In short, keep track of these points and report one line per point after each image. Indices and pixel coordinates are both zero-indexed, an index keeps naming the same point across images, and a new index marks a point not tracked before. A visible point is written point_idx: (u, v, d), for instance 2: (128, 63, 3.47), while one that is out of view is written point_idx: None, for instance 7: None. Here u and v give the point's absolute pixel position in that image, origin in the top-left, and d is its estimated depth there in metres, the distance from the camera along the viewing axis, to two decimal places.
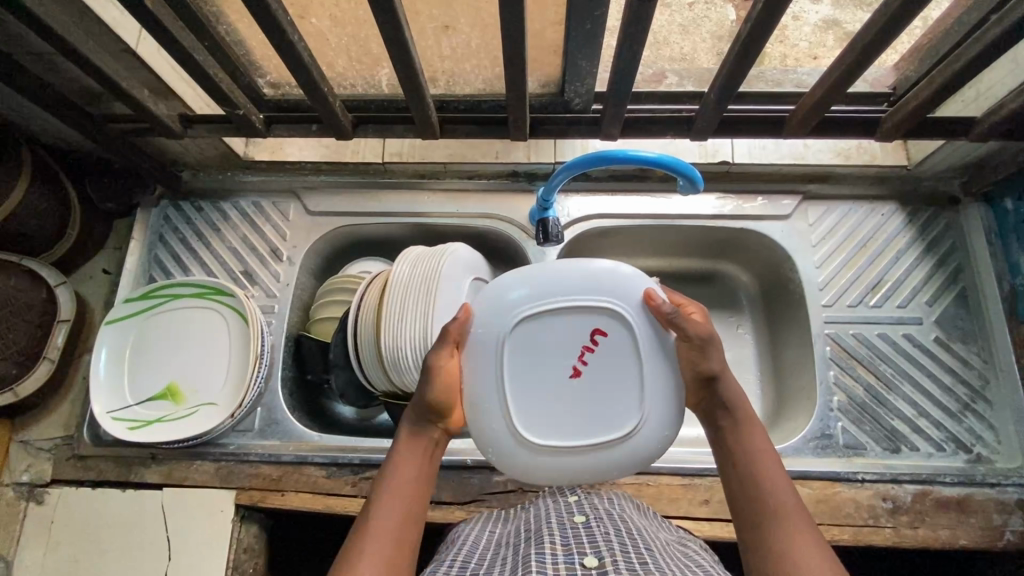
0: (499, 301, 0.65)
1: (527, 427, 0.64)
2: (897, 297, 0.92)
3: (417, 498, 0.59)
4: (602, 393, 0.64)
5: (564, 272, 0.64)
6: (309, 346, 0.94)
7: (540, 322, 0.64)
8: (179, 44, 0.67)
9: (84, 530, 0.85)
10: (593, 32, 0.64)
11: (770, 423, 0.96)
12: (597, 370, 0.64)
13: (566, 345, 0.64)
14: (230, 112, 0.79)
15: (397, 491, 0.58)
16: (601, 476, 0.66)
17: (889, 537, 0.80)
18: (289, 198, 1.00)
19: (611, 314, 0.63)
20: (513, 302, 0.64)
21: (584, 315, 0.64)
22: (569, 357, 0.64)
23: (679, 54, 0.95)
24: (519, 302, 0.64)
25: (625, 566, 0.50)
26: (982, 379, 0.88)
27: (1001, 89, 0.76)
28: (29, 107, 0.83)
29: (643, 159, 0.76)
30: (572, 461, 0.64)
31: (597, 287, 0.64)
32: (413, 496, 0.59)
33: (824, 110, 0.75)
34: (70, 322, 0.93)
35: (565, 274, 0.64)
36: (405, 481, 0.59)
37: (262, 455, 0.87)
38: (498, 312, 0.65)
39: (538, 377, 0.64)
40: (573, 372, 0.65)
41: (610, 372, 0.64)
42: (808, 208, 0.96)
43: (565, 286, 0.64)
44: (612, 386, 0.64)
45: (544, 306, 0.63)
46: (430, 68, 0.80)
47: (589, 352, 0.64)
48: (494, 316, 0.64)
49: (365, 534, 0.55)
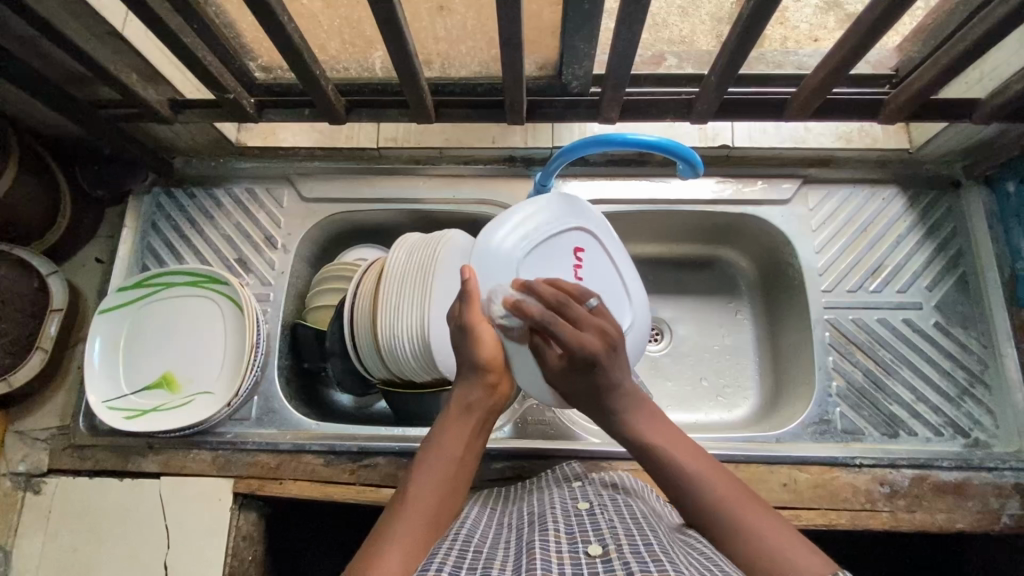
0: (497, 256, 0.73)
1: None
2: (897, 281, 0.91)
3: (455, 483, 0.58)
4: (600, 289, 0.79)
5: (531, 211, 0.77)
6: (306, 334, 0.93)
7: (531, 259, 0.75)
8: (166, 27, 0.66)
9: (82, 519, 0.85)
10: (591, 13, 0.62)
11: (768, 408, 0.96)
12: (591, 277, 0.79)
13: (561, 268, 0.77)
14: (220, 96, 0.78)
15: (439, 467, 0.58)
16: None
17: (886, 521, 0.80)
18: (283, 183, 0.99)
19: (586, 234, 0.80)
20: (512, 247, 0.74)
21: (564, 239, 0.78)
22: (571, 276, 0.78)
23: (677, 36, 0.90)
24: (525, 241, 0.75)
25: (629, 552, 0.50)
26: (981, 364, 0.88)
27: (1007, 69, 0.75)
28: (15, 92, 0.81)
29: (642, 142, 0.76)
30: None
31: (542, 221, 0.77)
32: (454, 479, 0.58)
33: (826, 93, 0.74)
34: (63, 312, 0.90)
35: (536, 220, 0.77)
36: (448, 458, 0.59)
37: (260, 443, 0.87)
38: (500, 262, 0.73)
39: None
40: (576, 288, 0.77)
41: (597, 276, 0.80)
42: (808, 191, 0.95)
43: (542, 219, 0.77)
44: (603, 291, 0.79)
45: (534, 243, 0.75)
46: (424, 50, 0.78)
47: (578, 269, 0.79)
48: (499, 273, 0.72)
49: (403, 507, 0.55)
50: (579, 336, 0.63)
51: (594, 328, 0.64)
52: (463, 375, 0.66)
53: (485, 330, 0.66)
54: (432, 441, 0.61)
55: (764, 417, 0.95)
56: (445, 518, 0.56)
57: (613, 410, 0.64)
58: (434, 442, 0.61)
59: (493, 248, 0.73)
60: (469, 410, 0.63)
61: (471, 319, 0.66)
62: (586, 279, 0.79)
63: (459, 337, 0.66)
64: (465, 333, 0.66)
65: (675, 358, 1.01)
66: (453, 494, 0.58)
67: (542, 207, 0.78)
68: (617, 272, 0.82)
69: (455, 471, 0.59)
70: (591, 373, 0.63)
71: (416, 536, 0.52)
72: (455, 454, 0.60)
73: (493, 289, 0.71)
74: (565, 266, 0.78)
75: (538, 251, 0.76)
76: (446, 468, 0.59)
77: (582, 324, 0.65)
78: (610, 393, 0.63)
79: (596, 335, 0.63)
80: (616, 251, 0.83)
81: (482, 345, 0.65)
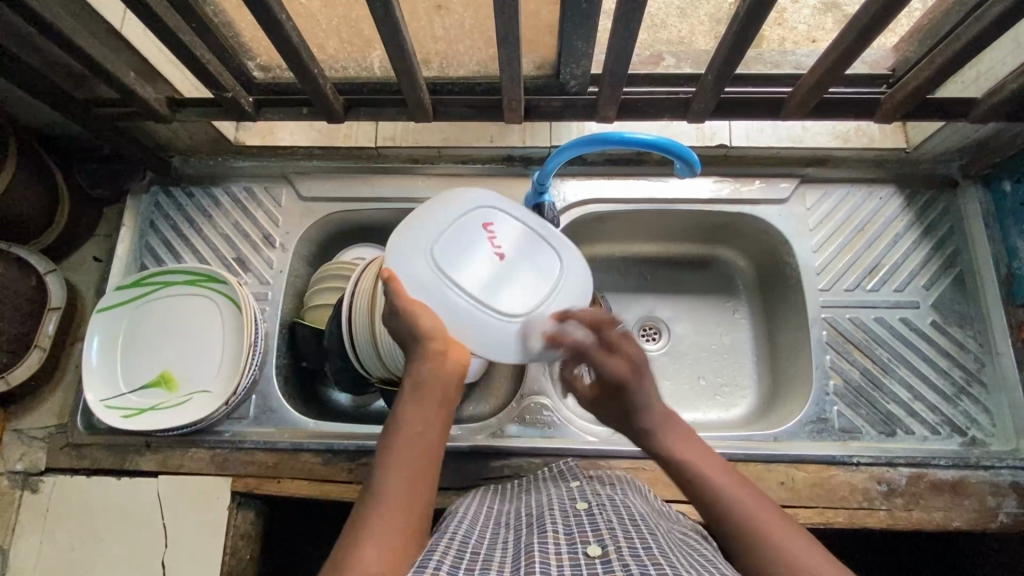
0: (407, 253, 0.69)
1: (516, 311, 0.69)
2: (894, 280, 0.92)
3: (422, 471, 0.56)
4: (528, 250, 0.73)
5: (425, 211, 0.72)
6: (304, 333, 0.93)
7: (440, 244, 0.70)
8: (165, 26, 0.66)
9: (80, 517, 0.85)
10: (589, 12, 0.62)
11: (765, 407, 0.96)
12: (510, 243, 0.73)
13: (475, 244, 0.71)
14: (218, 95, 0.78)
15: (401, 456, 0.56)
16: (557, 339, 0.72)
17: (884, 520, 0.80)
18: (281, 182, 0.99)
19: (489, 209, 0.75)
20: (417, 242, 0.70)
21: (468, 219, 0.73)
22: (488, 248, 0.72)
23: (676, 37, 0.94)
24: (422, 237, 0.70)
25: (629, 554, 0.50)
26: (977, 363, 0.88)
27: (1003, 68, 0.75)
28: (13, 90, 0.81)
29: (640, 141, 0.76)
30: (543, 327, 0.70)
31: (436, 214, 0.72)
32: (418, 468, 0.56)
33: (823, 92, 0.74)
34: (61, 310, 0.91)
35: (434, 210, 0.73)
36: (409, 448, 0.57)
37: (258, 442, 0.87)
38: (410, 257, 0.68)
39: (479, 279, 0.69)
40: (499, 259, 0.71)
41: (516, 241, 0.73)
42: (805, 191, 0.95)
43: (437, 215, 0.72)
44: (530, 252, 0.73)
45: (439, 230, 0.71)
46: (423, 50, 0.78)
47: (494, 240, 0.73)
48: (412, 268, 0.68)
49: (371, 507, 0.53)
50: (613, 362, 0.66)
51: (628, 351, 0.66)
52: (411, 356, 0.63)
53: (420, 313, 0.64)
54: (391, 429, 0.59)
55: (762, 416, 0.95)
56: (418, 505, 0.54)
57: (644, 429, 0.64)
58: (392, 430, 0.58)
59: (393, 256, 0.69)
60: (423, 389, 0.60)
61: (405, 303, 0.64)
62: (505, 245, 0.73)
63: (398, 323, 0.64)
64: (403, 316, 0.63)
65: (673, 358, 1.01)
66: (423, 478, 0.56)
67: (436, 201, 0.74)
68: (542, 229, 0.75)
69: (419, 458, 0.57)
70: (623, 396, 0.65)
71: (387, 540, 0.50)
72: (415, 438, 0.57)
73: (413, 283, 0.67)
74: (479, 242, 0.72)
75: (446, 235, 0.71)
76: (409, 454, 0.56)
77: (615, 350, 0.67)
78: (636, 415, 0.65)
79: (627, 358, 0.66)
80: (532, 213, 0.76)
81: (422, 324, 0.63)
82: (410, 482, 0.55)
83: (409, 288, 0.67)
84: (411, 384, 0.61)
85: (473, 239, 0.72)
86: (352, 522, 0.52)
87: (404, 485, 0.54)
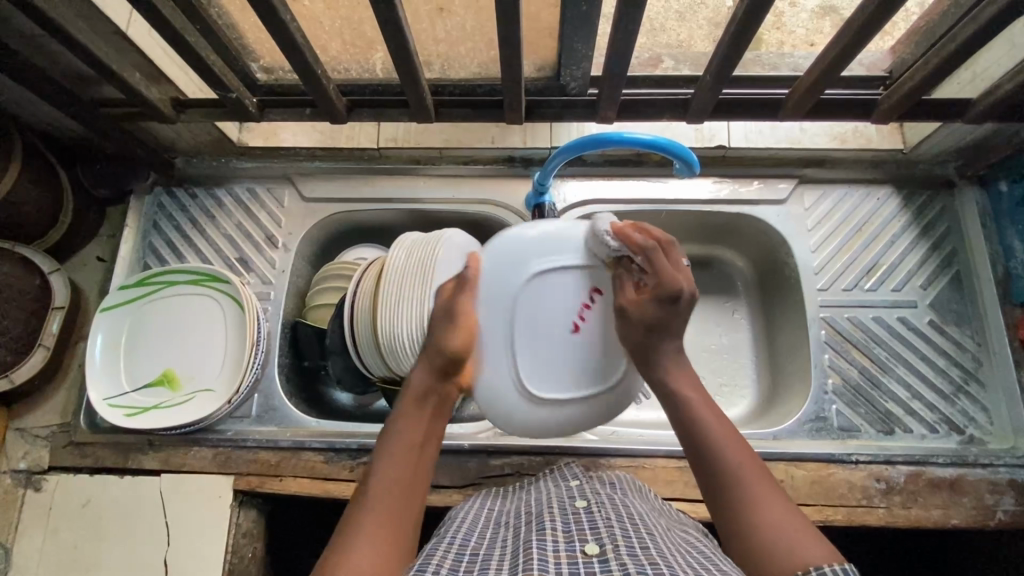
0: (511, 259, 0.70)
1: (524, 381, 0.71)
2: (892, 280, 0.92)
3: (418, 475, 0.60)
4: (597, 343, 0.72)
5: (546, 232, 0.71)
6: (307, 332, 0.94)
7: (543, 277, 0.70)
8: (171, 25, 0.66)
9: (83, 515, 0.85)
10: (589, 14, 0.63)
11: (764, 406, 0.97)
12: (596, 324, 0.72)
13: (565, 305, 0.71)
14: (223, 96, 0.78)
15: (396, 462, 0.59)
16: (569, 424, 0.76)
17: (882, 517, 0.81)
18: (284, 183, 1.00)
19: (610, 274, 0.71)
20: (530, 251, 0.69)
21: (586, 278, 0.71)
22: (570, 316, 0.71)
23: (675, 39, 0.94)
24: (530, 261, 0.70)
25: (626, 552, 0.50)
26: (975, 361, 0.89)
27: (997, 70, 0.76)
28: (19, 91, 0.82)
29: (639, 142, 0.76)
30: (563, 409, 0.74)
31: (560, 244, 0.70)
32: (415, 472, 0.60)
33: (820, 92, 0.75)
34: (65, 309, 0.92)
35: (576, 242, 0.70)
36: (408, 450, 0.61)
37: (259, 441, 0.87)
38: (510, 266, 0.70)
39: (539, 337, 0.71)
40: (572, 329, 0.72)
41: (605, 325, 0.72)
42: (804, 191, 0.96)
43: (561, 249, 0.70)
44: (606, 342, 0.72)
45: (558, 260, 0.70)
46: (424, 51, 0.79)
47: (585, 310, 0.71)
48: (504, 268, 0.69)
49: (367, 504, 0.56)
50: (675, 277, 0.66)
51: (686, 274, 0.67)
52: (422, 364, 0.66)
53: (467, 319, 0.67)
54: (389, 436, 0.62)
55: (762, 415, 0.96)
56: (413, 505, 0.57)
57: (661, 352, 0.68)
58: (390, 435, 0.62)
59: (493, 262, 0.70)
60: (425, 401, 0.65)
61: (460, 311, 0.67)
62: (588, 322, 0.72)
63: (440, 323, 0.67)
64: (446, 321, 0.67)
65: None
66: (417, 484, 0.59)
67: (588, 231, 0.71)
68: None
69: (415, 461, 0.60)
70: (671, 308, 0.66)
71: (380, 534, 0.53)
72: (412, 445, 0.61)
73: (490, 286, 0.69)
74: (572, 302, 0.71)
75: (553, 271, 0.70)
76: (406, 455, 0.60)
77: (676, 269, 0.67)
78: (664, 338, 0.67)
79: (686, 279, 0.67)
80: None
81: (456, 332, 0.66)
82: (407, 486, 0.58)
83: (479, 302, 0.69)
84: (415, 393, 0.65)
85: (568, 298, 0.71)
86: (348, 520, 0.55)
87: (400, 491, 0.57)
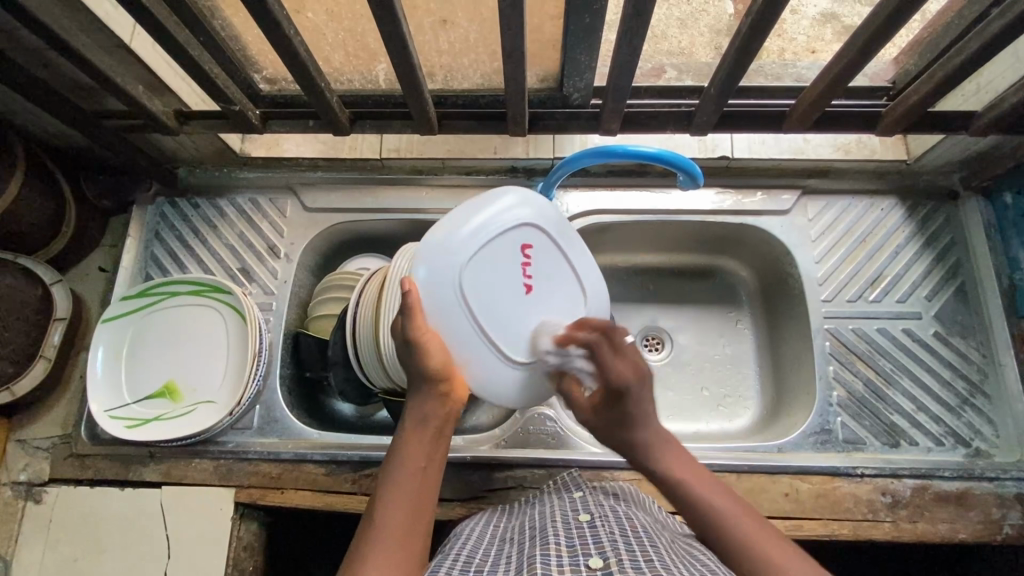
0: (438, 260, 0.66)
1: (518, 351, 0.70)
2: (896, 292, 0.92)
3: (423, 495, 0.58)
4: (549, 294, 0.73)
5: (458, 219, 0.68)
6: (309, 343, 0.94)
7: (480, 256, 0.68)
8: (175, 41, 0.66)
9: (83, 529, 0.85)
10: (592, 26, 0.63)
11: (769, 417, 0.96)
12: (541, 274, 0.72)
13: (510, 267, 0.70)
14: (226, 108, 0.78)
15: (401, 489, 0.57)
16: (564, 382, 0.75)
17: (889, 532, 0.80)
18: (287, 193, 0.99)
19: (532, 229, 0.72)
20: (456, 240, 0.67)
21: (519, 233, 0.71)
22: (519, 276, 0.71)
23: (676, 48, 0.95)
24: (455, 251, 0.66)
25: (630, 565, 0.50)
26: (981, 374, 0.88)
27: (1002, 83, 0.76)
28: (21, 102, 0.82)
29: (641, 154, 0.77)
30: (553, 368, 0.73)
31: (480, 224, 0.68)
32: (420, 492, 0.58)
33: (826, 105, 0.75)
34: (66, 321, 0.92)
35: (483, 215, 0.69)
36: (412, 470, 0.59)
37: (260, 453, 0.87)
38: (441, 266, 0.66)
39: (503, 310, 0.69)
40: (526, 289, 0.71)
41: (547, 271, 0.73)
42: (807, 202, 0.95)
43: (484, 225, 0.69)
44: (555, 287, 0.74)
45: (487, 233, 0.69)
46: (428, 63, 0.79)
47: (528, 266, 0.72)
48: (439, 272, 0.65)
49: (372, 535, 0.54)
50: (619, 372, 0.67)
51: (632, 358, 0.68)
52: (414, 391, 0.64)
53: (426, 336, 0.63)
54: (390, 466, 0.60)
55: (767, 426, 0.95)
56: (421, 526, 0.55)
57: (640, 446, 0.66)
58: (394, 459, 0.60)
59: (427, 270, 0.65)
60: (426, 422, 0.62)
61: (416, 331, 0.63)
62: (535, 277, 0.72)
63: (404, 350, 0.63)
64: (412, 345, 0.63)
65: (675, 367, 1.01)
66: (424, 508, 0.57)
67: (488, 203, 0.70)
68: (570, 268, 0.75)
69: (418, 481, 0.58)
70: (623, 401, 0.67)
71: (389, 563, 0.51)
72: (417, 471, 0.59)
73: (433, 286, 0.65)
74: (513, 263, 0.70)
75: (489, 243, 0.69)
76: (410, 478, 0.58)
77: (622, 354, 0.68)
78: (637, 428, 0.67)
79: (632, 365, 0.68)
80: (573, 251, 0.76)
81: (429, 351, 0.63)
82: (415, 510, 0.56)
83: (428, 315, 0.65)
84: (416, 414, 0.63)
85: (508, 262, 0.70)
86: (354, 552, 0.53)
87: (407, 515, 0.55)
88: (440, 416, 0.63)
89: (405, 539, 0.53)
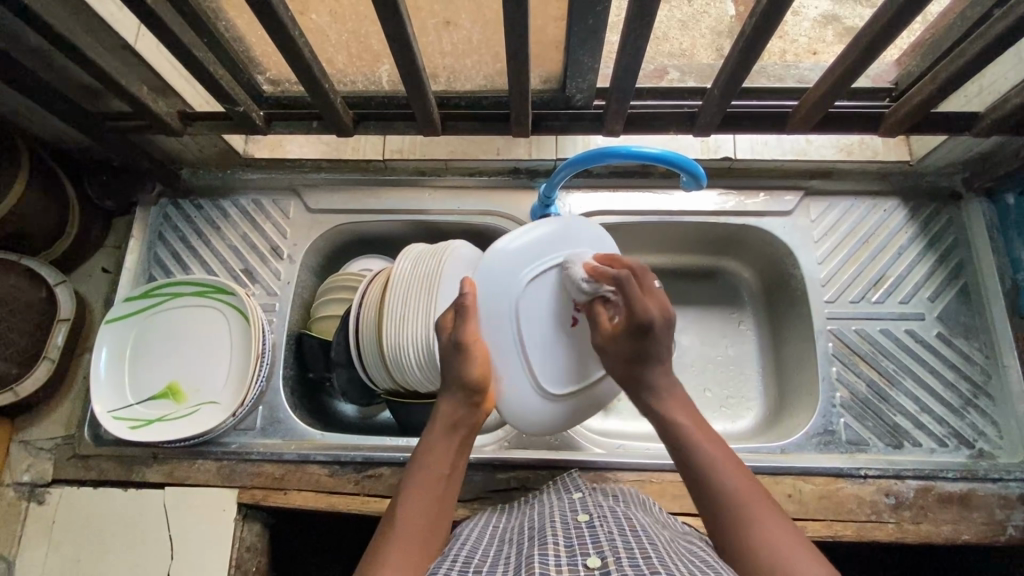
0: (500, 272, 0.69)
1: (546, 383, 0.74)
2: (899, 292, 0.92)
3: (443, 500, 0.60)
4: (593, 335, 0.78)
5: (529, 238, 0.72)
6: (312, 344, 0.94)
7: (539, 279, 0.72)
8: (180, 42, 0.66)
9: (86, 530, 0.85)
10: (596, 27, 0.63)
11: (772, 419, 0.96)
12: None
13: (563, 298, 0.75)
14: (229, 109, 0.78)
15: (424, 489, 0.60)
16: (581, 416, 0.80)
17: (892, 533, 0.80)
18: (289, 195, 1.00)
19: None
20: (517, 266, 0.70)
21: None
22: (568, 309, 0.75)
23: (678, 49, 0.95)
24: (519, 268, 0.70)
25: (628, 564, 0.50)
26: (985, 375, 0.88)
27: (1005, 83, 0.76)
28: (25, 103, 0.82)
29: (645, 155, 0.77)
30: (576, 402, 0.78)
31: (545, 249, 0.72)
32: (440, 498, 0.60)
33: (828, 106, 0.75)
34: (70, 321, 0.92)
35: (550, 240, 0.73)
36: (435, 475, 0.61)
37: (263, 454, 0.87)
38: (502, 278, 0.70)
39: (544, 337, 0.73)
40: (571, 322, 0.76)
41: None
42: (810, 203, 0.95)
43: (550, 251, 0.73)
44: None
45: (545, 263, 0.72)
46: (431, 64, 0.79)
47: None
48: (500, 283, 0.69)
49: (390, 533, 0.56)
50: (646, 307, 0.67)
51: (659, 299, 0.69)
52: (448, 393, 0.66)
53: (476, 344, 0.66)
54: (415, 467, 0.62)
55: (769, 427, 0.95)
56: (437, 530, 0.58)
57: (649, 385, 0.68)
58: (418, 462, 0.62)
59: (490, 276, 0.69)
60: (455, 429, 0.64)
61: (467, 337, 0.65)
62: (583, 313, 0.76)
63: (451, 353, 0.66)
64: (460, 351, 0.66)
65: (678, 368, 1.01)
66: (441, 513, 0.59)
67: (553, 232, 0.73)
68: None
69: (439, 486, 0.60)
70: (642, 339, 0.67)
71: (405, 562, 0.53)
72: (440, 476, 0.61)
73: (488, 303, 0.70)
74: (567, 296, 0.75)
75: (546, 272, 0.73)
76: (432, 483, 0.60)
77: (650, 295, 0.69)
78: (648, 366, 0.68)
79: (659, 304, 0.68)
80: None
81: (474, 360, 0.66)
82: (433, 514, 0.58)
83: (479, 321, 0.69)
84: (446, 420, 0.65)
85: (563, 292, 0.74)
86: (372, 547, 0.55)
87: (425, 518, 0.57)
88: (466, 425, 0.65)
89: (422, 540, 0.56)
